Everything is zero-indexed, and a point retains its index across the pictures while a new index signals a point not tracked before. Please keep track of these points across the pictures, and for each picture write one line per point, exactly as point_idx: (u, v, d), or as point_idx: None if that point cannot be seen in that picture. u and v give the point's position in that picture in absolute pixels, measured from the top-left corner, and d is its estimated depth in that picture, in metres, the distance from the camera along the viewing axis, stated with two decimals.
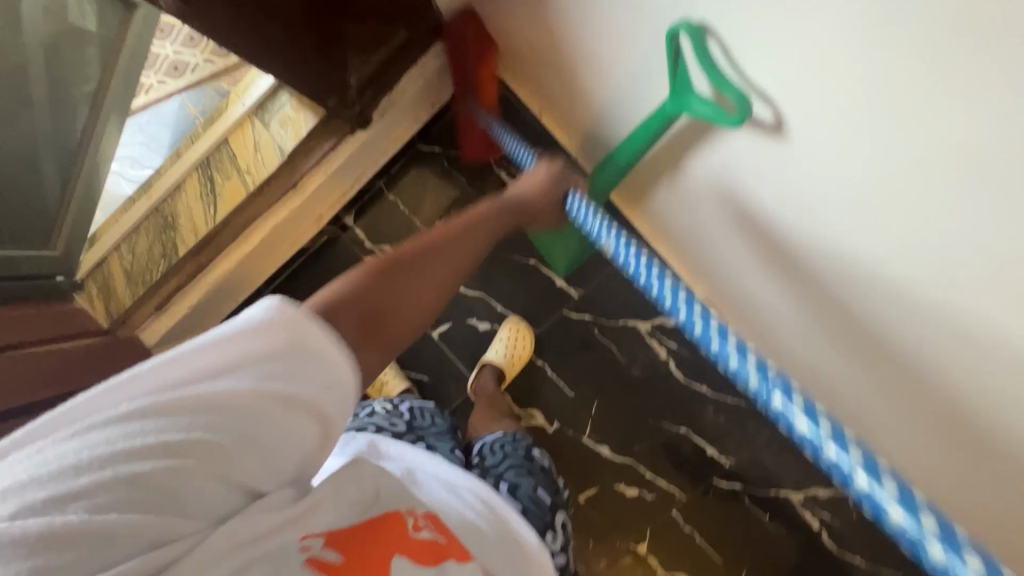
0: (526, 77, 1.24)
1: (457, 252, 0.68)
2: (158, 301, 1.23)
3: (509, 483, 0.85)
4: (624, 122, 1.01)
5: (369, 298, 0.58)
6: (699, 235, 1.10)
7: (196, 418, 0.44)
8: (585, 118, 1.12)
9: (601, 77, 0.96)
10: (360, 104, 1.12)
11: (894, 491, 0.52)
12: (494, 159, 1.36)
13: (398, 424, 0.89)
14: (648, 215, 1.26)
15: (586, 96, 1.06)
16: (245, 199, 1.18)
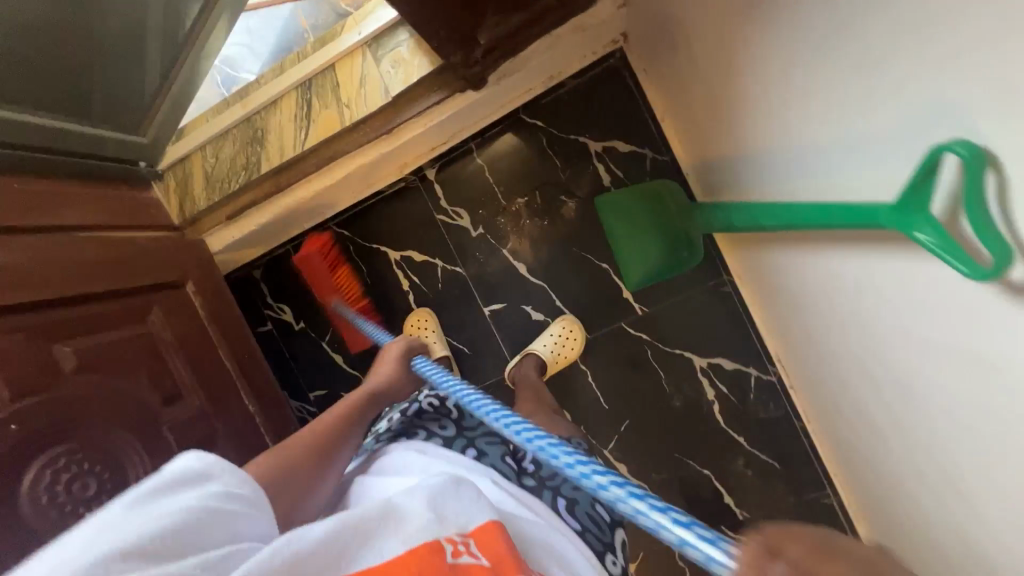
0: (664, 75, 1.14)
1: (328, 445, 0.77)
2: (230, 210, 1.22)
3: (566, 499, 0.77)
4: (773, 164, 0.90)
5: None
6: (812, 306, 1.01)
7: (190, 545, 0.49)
8: (727, 145, 1.02)
9: (756, 109, 0.87)
10: (482, 65, 1.04)
11: (673, 514, 0.48)
12: (596, 150, 1.28)
13: (447, 426, 0.84)
14: (758, 263, 1.15)
15: (741, 128, 0.94)
16: (338, 131, 1.12)
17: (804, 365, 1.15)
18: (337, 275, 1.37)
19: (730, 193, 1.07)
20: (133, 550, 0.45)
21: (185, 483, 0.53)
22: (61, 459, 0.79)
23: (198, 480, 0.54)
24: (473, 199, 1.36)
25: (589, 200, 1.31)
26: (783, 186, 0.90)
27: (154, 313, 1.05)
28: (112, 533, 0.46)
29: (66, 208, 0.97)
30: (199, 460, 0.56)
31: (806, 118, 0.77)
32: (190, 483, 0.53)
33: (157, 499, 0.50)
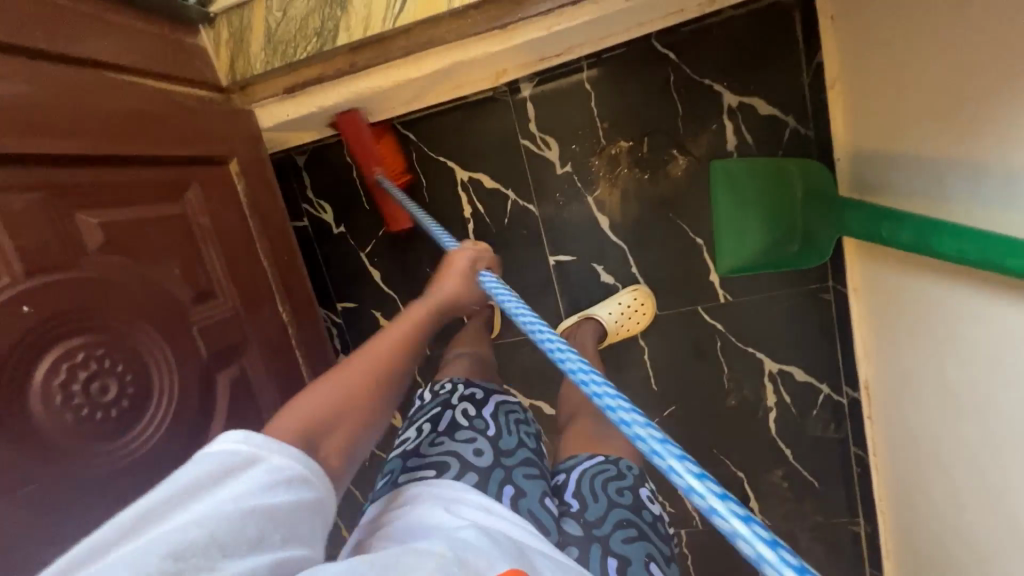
0: (859, 34, 0.90)
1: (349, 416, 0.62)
2: (289, 82, 1.01)
3: (619, 558, 0.69)
4: (993, 185, 0.72)
5: None
6: (929, 341, 0.91)
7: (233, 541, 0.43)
8: (930, 146, 0.81)
9: (1002, 110, 0.67)
10: None
11: (761, 531, 0.46)
12: (729, 105, 1.07)
13: (484, 453, 0.75)
14: (905, 289, 0.95)
15: (945, 126, 0.77)
16: (442, 14, 0.89)
17: (915, 417, 0.99)
18: (377, 147, 1.16)
19: (892, 196, 0.92)
20: (175, 541, 0.41)
21: (228, 471, 0.48)
22: (81, 353, 0.67)
23: (245, 458, 0.49)
24: (567, 129, 1.16)
25: (702, 161, 1.12)
26: (976, 212, 0.76)
27: (192, 192, 0.88)
28: (165, 509, 0.44)
29: (94, 41, 0.78)
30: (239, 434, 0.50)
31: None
32: (230, 469, 0.48)
33: (193, 488, 0.46)
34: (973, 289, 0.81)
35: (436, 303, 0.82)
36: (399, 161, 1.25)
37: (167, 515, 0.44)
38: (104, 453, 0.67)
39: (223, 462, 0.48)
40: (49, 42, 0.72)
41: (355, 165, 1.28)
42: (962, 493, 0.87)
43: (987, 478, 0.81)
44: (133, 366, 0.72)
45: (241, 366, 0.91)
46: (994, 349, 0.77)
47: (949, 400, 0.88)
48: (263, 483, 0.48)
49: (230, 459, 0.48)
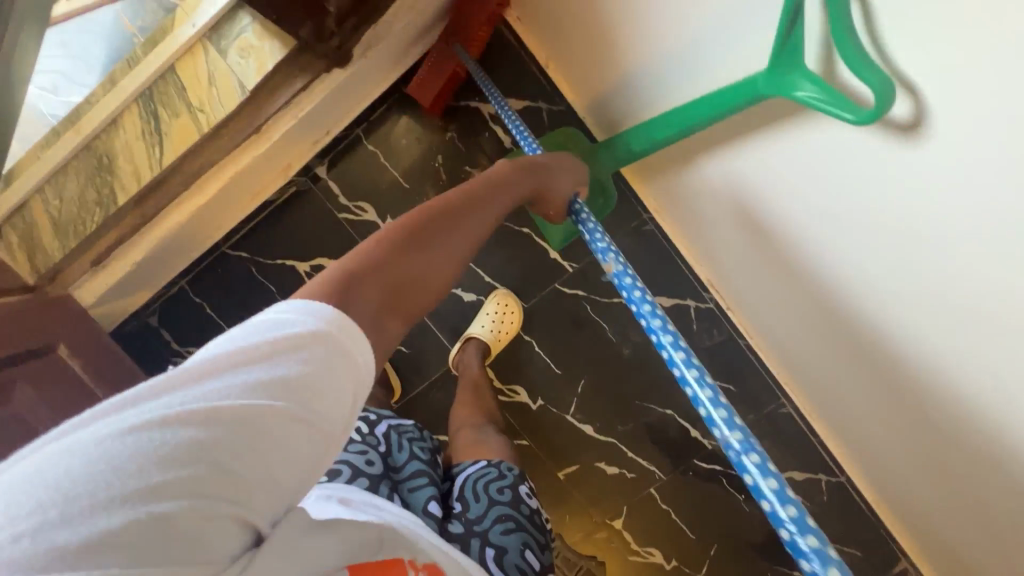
0: (543, 18, 1.09)
1: (442, 238, 0.60)
2: (95, 255, 1.08)
3: (495, 548, 0.74)
4: (663, 81, 0.91)
5: (359, 274, 0.50)
6: (718, 217, 1.05)
7: (239, 427, 0.35)
8: (623, 69, 0.97)
9: (649, 19, 0.84)
10: (340, 35, 0.95)
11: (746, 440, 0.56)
12: (490, 113, 1.23)
13: (375, 463, 0.79)
14: (666, 187, 1.16)
15: (621, 50, 0.94)
16: (199, 141, 0.99)
17: (729, 277, 1.17)
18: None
19: (619, 122, 1.08)
20: (171, 444, 0.33)
21: (264, 344, 0.39)
22: None
23: (265, 331, 0.40)
24: (374, 189, 1.27)
25: (494, 165, 1.25)
26: (665, 104, 0.93)
27: (18, 390, 0.89)
28: (179, 384, 0.36)
29: None
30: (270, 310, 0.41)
31: (702, 20, 0.76)
32: (261, 346, 0.39)
33: (216, 364, 0.37)
34: (716, 161, 0.96)
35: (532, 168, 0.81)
36: (243, 280, 1.30)
37: (182, 387, 0.36)
38: None
39: (245, 337, 0.39)
40: None
41: (206, 300, 1.32)
42: (789, 312, 1.03)
43: (815, 301, 0.93)
44: None
45: None
46: (755, 197, 0.92)
47: (759, 253, 1.00)
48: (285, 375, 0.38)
49: (252, 333, 0.39)
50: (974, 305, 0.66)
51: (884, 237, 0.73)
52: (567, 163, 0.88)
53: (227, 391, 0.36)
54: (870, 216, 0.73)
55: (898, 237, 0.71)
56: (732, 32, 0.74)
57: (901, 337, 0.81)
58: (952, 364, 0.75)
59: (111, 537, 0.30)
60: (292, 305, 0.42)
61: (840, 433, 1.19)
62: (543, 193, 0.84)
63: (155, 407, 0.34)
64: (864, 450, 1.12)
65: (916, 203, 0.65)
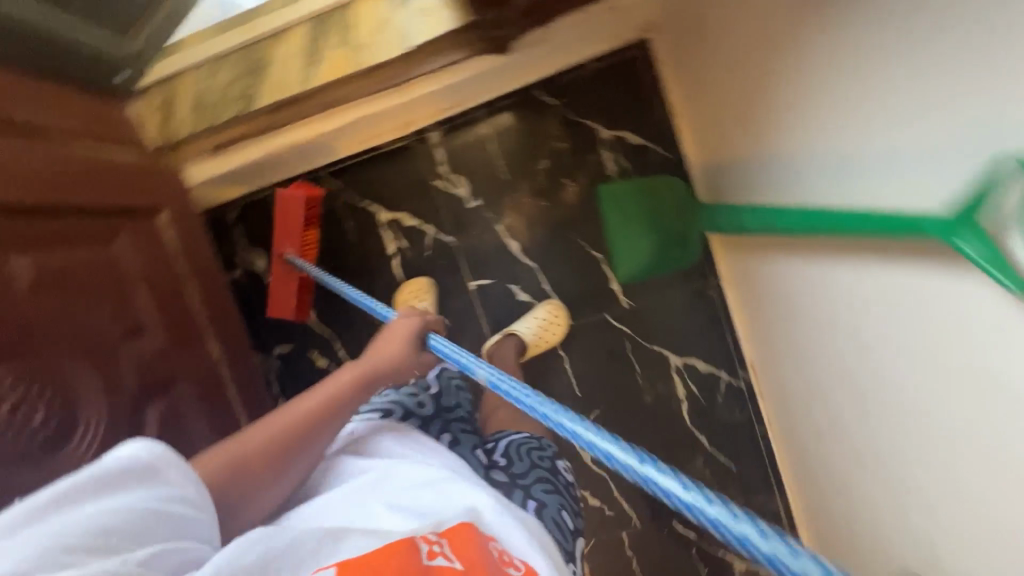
0: (691, 73, 1.12)
1: (304, 442, 0.71)
2: (217, 141, 1.13)
3: (537, 501, 0.81)
4: (795, 175, 0.92)
5: (236, 462, 0.66)
6: (794, 313, 1.06)
7: (129, 505, 0.51)
8: (755, 147, 1.00)
9: (797, 117, 0.87)
10: (512, 28, 1.01)
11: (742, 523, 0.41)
12: (605, 138, 1.27)
13: (426, 405, 0.91)
14: (753, 268, 1.16)
15: (762, 134, 0.97)
16: (347, 76, 1.06)
17: (788, 374, 1.15)
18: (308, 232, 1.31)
19: (730, 192, 1.12)
20: (89, 531, 0.48)
21: (117, 481, 0.52)
22: (8, 381, 0.71)
23: (147, 474, 0.54)
24: (474, 169, 1.32)
25: (590, 187, 1.30)
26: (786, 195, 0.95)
27: (122, 239, 0.96)
28: (67, 505, 0.49)
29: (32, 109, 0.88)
30: (143, 449, 0.54)
31: (856, 133, 0.76)
32: (136, 477, 0.53)
33: (76, 497, 0.49)
34: (812, 264, 0.97)
35: (381, 367, 0.78)
36: (326, 208, 1.38)
37: (64, 511, 0.48)
38: (31, 474, 0.71)
39: (125, 469, 0.52)
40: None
41: None
42: (832, 433, 1.01)
43: (862, 434, 0.93)
44: (59, 392, 0.77)
45: (173, 399, 0.97)
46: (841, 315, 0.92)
47: (820, 363, 1.01)
48: (172, 486, 0.55)
49: (130, 468, 0.53)
50: None
51: (958, 399, 0.72)
52: (417, 323, 0.85)
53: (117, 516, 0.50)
54: (954, 375, 0.72)
55: (978, 404, 0.70)
56: (875, 157, 0.75)
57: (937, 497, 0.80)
58: (980, 545, 0.74)
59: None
60: (149, 443, 0.55)
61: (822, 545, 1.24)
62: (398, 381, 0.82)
63: (60, 521, 0.48)
64: None
65: (1007, 380, 0.65)
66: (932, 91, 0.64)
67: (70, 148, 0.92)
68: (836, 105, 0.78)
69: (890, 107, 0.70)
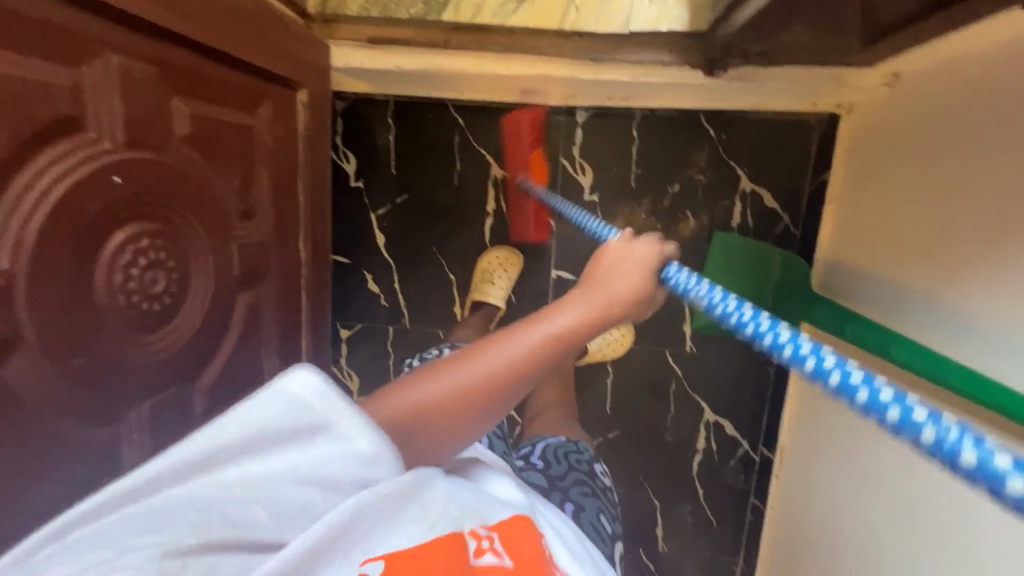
0: (863, 170, 1.09)
1: (501, 390, 0.54)
2: (377, 34, 1.02)
3: (575, 505, 0.84)
4: (913, 316, 0.93)
5: (423, 402, 0.52)
6: (835, 413, 1.15)
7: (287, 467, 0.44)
8: (891, 270, 0.99)
9: (956, 270, 0.85)
10: (745, 59, 0.94)
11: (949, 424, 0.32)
12: (744, 189, 1.24)
13: None
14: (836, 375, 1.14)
15: (906, 263, 0.96)
16: (551, 28, 0.98)
17: (826, 487, 1.15)
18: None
19: (849, 296, 1.11)
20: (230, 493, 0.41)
21: (268, 433, 0.44)
22: (145, 239, 0.63)
23: (301, 422, 0.45)
24: (606, 163, 1.27)
25: (708, 228, 1.28)
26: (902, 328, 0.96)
27: (263, 108, 0.86)
28: (215, 454, 0.43)
29: None
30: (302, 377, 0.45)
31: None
32: (298, 425, 0.44)
33: (231, 449, 0.43)
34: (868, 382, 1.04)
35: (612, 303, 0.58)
36: (441, 140, 1.29)
37: (217, 468, 0.43)
38: (141, 344, 0.64)
39: (279, 412, 0.44)
40: None
41: (394, 129, 1.30)
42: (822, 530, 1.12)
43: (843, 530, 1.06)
44: (180, 265, 0.69)
45: (259, 294, 0.89)
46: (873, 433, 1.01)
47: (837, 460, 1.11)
48: (342, 438, 0.45)
49: (288, 405, 0.44)
50: None
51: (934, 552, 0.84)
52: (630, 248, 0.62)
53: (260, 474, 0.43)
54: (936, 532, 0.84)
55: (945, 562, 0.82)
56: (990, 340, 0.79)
57: None
58: None
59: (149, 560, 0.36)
60: (320, 376, 0.45)
61: None
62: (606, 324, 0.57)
63: (200, 484, 0.42)
64: None
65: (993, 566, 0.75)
66: None
67: None
68: (999, 279, 0.78)
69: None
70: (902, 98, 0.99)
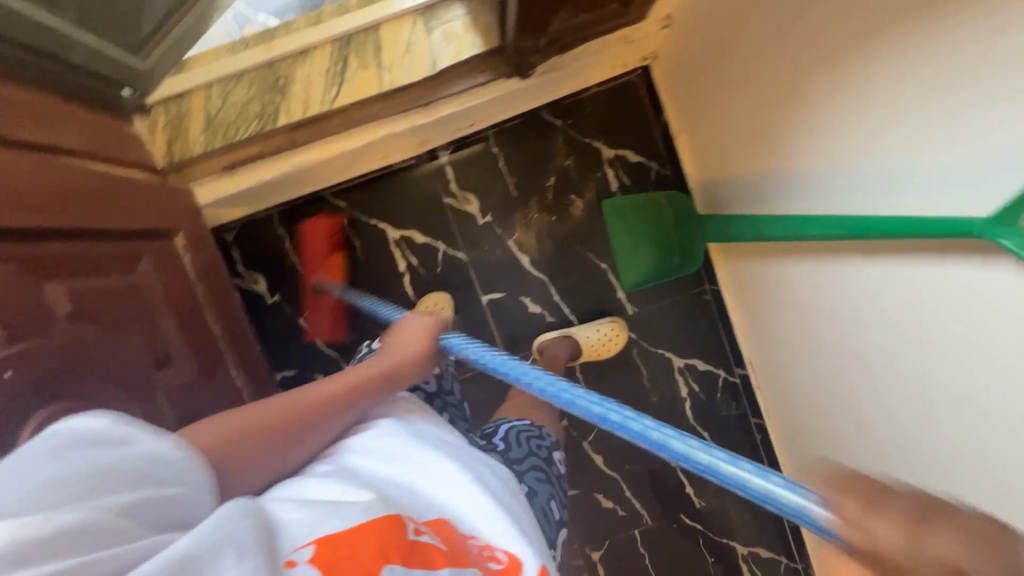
0: (686, 100, 1.22)
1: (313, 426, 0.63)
2: (230, 160, 1.10)
3: (529, 488, 0.87)
4: (775, 195, 1.04)
5: (235, 437, 0.56)
6: (766, 309, 1.23)
7: (114, 490, 0.42)
8: (745, 167, 1.11)
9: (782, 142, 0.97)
10: (541, 54, 1.04)
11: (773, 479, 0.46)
12: (608, 157, 1.36)
13: (430, 382, 0.90)
14: (762, 274, 1.20)
15: (754, 155, 1.07)
16: (374, 95, 1.07)
17: (790, 378, 1.21)
18: (331, 257, 1.33)
19: (723, 205, 1.23)
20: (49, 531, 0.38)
21: (82, 457, 0.42)
22: (58, 420, 0.64)
23: (121, 440, 0.44)
24: (483, 186, 1.36)
25: (595, 202, 1.38)
26: (768, 209, 1.07)
27: (144, 264, 0.91)
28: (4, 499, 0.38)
29: (51, 127, 0.81)
30: (106, 417, 0.44)
31: (862, 154, 0.82)
32: (101, 448, 0.43)
33: (24, 482, 0.39)
34: (778, 264, 1.13)
35: (405, 350, 0.78)
36: (332, 227, 1.36)
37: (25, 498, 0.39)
38: None
39: (83, 441, 0.43)
40: (25, 128, 0.75)
41: (286, 236, 1.36)
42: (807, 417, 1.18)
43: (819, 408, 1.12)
44: None
45: None
46: (797, 306, 1.10)
47: (789, 348, 1.18)
48: (151, 453, 0.45)
49: (88, 437, 0.43)
50: (949, 453, 0.83)
51: (882, 383, 0.92)
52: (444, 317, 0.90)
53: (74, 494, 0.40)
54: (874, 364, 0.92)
55: (892, 383, 0.90)
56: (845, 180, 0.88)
57: (864, 457, 1.01)
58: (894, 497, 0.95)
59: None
60: (116, 415, 0.45)
61: None
62: (419, 371, 0.78)
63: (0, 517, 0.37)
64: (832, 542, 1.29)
65: (941, 374, 0.81)
66: (903, 135, 0.74)
67: (92, 169, 0.86)
68: (814, 139, 0.89)
69: (884, 129, 0.77)
70: (683, 30, 1.12)
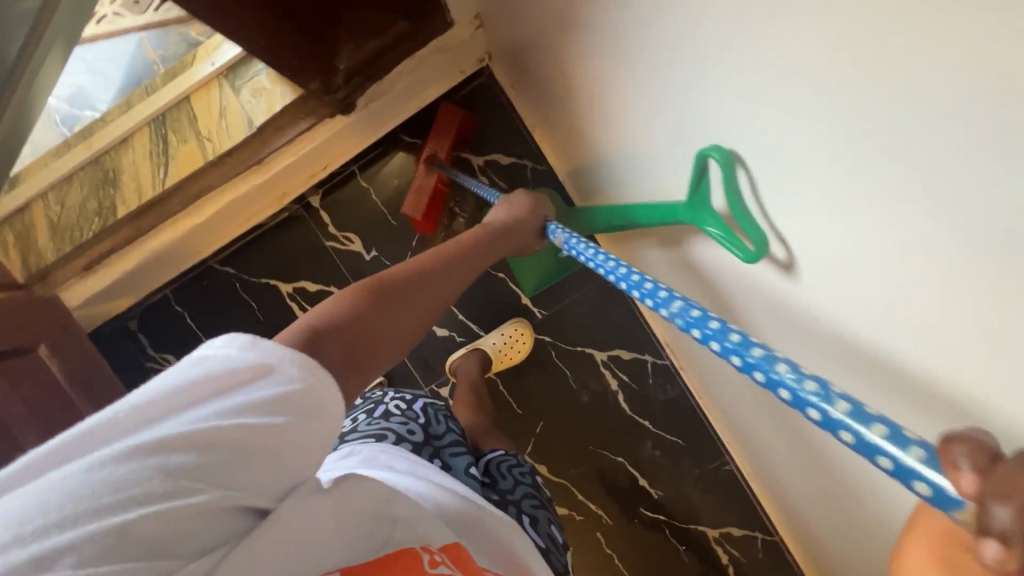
0: (526, 93, 1.17)
1: (409, 316, 0.60)
2: (87, 259, 1.11)
3: (529, 516, 0.82)
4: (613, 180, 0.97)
5: (346, 323, 0.53)
6: None
7: (220, 429, 0.38)
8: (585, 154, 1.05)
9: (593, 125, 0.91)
10: (345, 90, 1.06)
11: (845, 409, 0.38)
12: (478, 165, 1.30)
13: (416, 431, 0.81)
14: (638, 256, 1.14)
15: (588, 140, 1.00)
16: (202, 166, 1.08)
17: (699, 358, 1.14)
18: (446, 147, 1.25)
19: (587, 195, 1.15)
20: (137, 477, 0.35)
21: (207, 385, 0.40)
22: None
23: (246, 367, 0.41)
24: (361, 223, 1.33)
25: (477, 215, 1.31)
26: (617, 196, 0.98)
27: None
28: (137, 422, 0.37)
29: None
30: (245, 338, 0.42)
31: (649, 122, 0.76)
32: (217, 378, 0.40)
33: (154, 410, 0.38)
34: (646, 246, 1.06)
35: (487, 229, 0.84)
36: (224, 294, 1.34)
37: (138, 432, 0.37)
38: None
39: (219, 362, 0.41)
40: None
41: (186, 311, 1.34)
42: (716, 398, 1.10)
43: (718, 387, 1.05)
44: None
45: None
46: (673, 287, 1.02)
47: None
48: (269, 389, 0.41)
49: (224, 359, 0.41)
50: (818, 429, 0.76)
51: None
52: (524, 198, 0.93)
53: (186, 429, 0.37)
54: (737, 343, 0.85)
55: None
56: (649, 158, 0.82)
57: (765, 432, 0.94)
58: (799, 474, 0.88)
59: (92, 544, 0.32)
60: (248, 336, 0.43)
61: (771, 495, 1.30)
62: (501, 249, 0.84)
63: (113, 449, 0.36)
64: (790, 515, 1.21)
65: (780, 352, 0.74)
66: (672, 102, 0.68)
67: None
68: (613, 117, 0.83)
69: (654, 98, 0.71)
70: (492, 27, 1.10)
